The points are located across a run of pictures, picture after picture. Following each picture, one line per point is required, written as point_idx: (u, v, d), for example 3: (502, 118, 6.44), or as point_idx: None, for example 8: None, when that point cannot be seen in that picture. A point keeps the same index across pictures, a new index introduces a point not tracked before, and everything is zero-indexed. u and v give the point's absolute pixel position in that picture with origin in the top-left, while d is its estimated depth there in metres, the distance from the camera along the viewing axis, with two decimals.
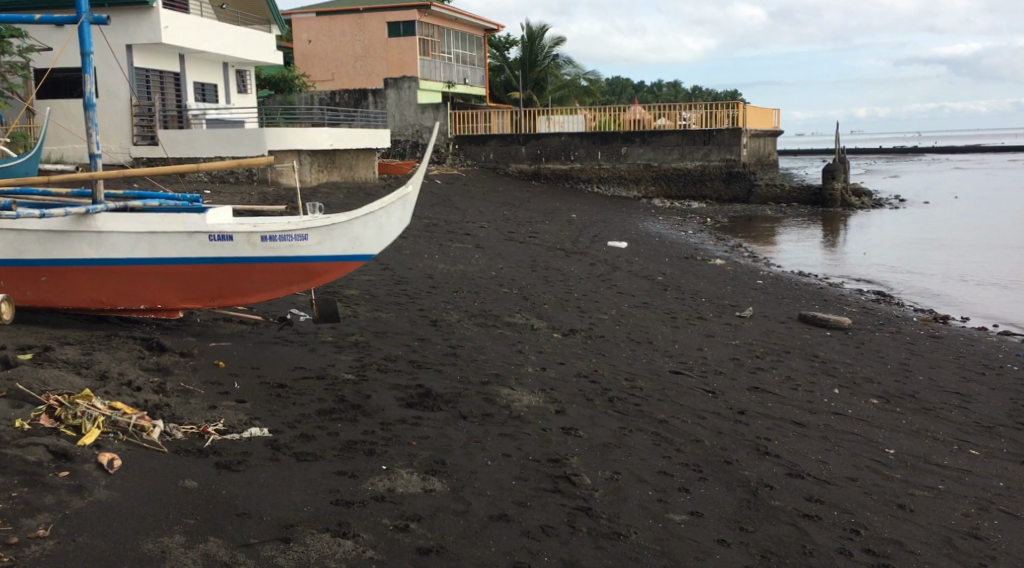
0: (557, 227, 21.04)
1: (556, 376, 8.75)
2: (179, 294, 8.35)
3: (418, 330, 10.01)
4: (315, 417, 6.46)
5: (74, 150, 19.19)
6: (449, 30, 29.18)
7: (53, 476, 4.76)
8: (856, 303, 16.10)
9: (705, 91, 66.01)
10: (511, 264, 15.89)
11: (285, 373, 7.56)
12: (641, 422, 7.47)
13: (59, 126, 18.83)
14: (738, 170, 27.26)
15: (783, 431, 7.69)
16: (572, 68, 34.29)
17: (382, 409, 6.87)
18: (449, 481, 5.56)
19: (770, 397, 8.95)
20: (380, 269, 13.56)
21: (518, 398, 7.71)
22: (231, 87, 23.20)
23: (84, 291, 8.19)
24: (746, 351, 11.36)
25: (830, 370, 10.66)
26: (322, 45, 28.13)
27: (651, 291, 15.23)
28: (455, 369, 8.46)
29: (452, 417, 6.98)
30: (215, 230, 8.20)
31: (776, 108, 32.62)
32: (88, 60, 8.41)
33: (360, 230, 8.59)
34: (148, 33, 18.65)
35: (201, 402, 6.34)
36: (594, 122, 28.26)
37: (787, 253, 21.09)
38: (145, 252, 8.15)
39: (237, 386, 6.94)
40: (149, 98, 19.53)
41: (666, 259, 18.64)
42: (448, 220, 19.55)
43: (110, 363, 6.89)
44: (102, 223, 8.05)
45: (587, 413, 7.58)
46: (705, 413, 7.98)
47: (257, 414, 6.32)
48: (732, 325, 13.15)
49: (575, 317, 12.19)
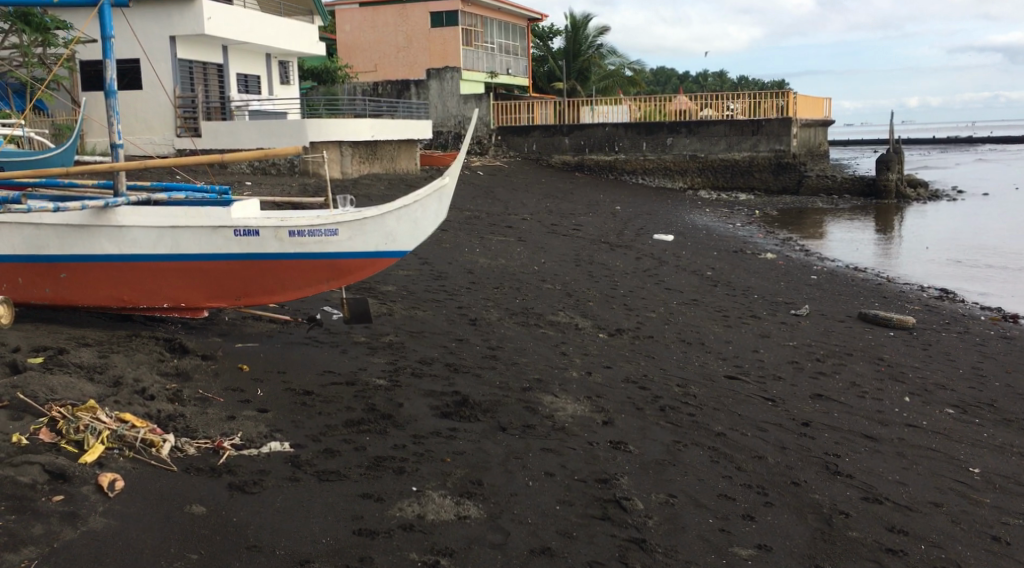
0: (601, 219, 20.39)
1: (602, 382, 8.14)
2: (203, 293, 7.90)
3: (456, 330, 9.47)
4: (341, 429, 5.95)
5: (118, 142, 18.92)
6: (491, 19, 28.61)
7: (45, 501, 4.31)
8: (917, 300, 15.25)
9: (752, 80, 64.53)
10: (554, 258, 15.31)
11: (314, 378, 7.06)
12: (696, 435, 6.86)
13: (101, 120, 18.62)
14: (788, 161, 26.32)
15: (853, 446, 7.04)
16: (617, 57, 33.53)
17: (414, 420, 6.35)
18: (485, 506, 5.02)
19: (834, 407, 8.28)
20: (418, 263, 13.07)
21: (561, 407, 7.13)
22: (273, 78, 22.85)
23: (104, 289, 7.78)
24: (805, 353, 10.65)
25: (898, 375, 9.91)
26: (365, 36, 27.65)
27: (700, 287, 14.56)
28: (494, 374, 7.90)
29: (491, 429, 6.43)
30: (241, 225, 7.71)
31: (827, 97, 31.74)
32: (110, 46, 7.98)
33: (393, 225, 8.06)
34: (190, 25, 18.33)
35: (218, 412, 5.85)
36: (639, 112, 27.62)
37: (840, 247, 20.18)
38: (167, 249, 7.69)
39: (260, 393, 6.45)
40: (192, 89, 19.19)
41: (714, 253, 17.92)
42: (489, 213, 19.02)
43: (127, 367, 6.44)
44: (123, 218, 7.60)
45: (636, 424, 6.97)
46: (765, 425, 7.34)
47: (280, 426, 5.83)
48: (787, 324, 12.44)
49: (621, 316, 11.57)
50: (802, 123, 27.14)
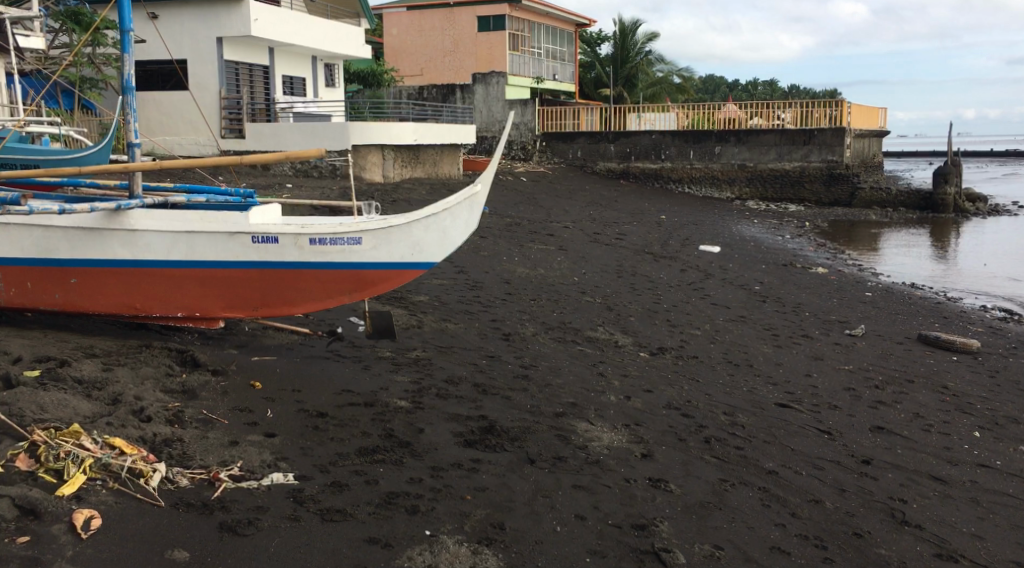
0: (646, 229, 19.75)
1: (641, 408, 7.54)
2: (219, 301, 7.45)
3: (487, 345, 8.93)
4: (353, 458, 5.44)
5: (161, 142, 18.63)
6: (540, 24, 28.13)
7: (8, 545, 3.93)
8: (980, 321, 14.36)
9: (803, 89, 63.22)
10: (596, 269, 14.73)
11: (330, 397, 6.57)
12: (745, 472, 6.25)
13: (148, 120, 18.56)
14: (841, 172, 25.40)
15: (921, 489, 6.47)
16: (664, 65, 32.89)
17: (435, 448, 5.83)
18: (506, 557, 4.59)
19: (898, 442, 7.62)
20: (454, 272, 12.58)
21: (595, 436, 6.57)
22: (319, 81, 22.54)
23: (116, 295, 7.36)
24: (863, 379, 9.95)
25: (965, 408, 9.17)
26: (411, 40, 27.30)
27: (748, 302, 13.86)
28: (526, 397, 7.34)
29: (518, 461, 5.87)
30: (259, 231, 7.25)
31: (881, 106, 30.74)
32: (127, 39, 7.57)
33: (420, 234, 7.56)
34: (237, 27, 18.06)
35: (220, 437, 5.36)
36: (687, 120, 26.83)
37: (895, 262, 19.30)
38: (181, 254, 7.25)
39: (270, 415, 5.96)
40: (238, 91, 18.90)
41: (762, 266, 17.20)
42: (531, 219, 18.47)
43: (129, 384, 5.98)
44: (136, 221, 7.17)
45: (678, 458, 6.37)
46: (822, 462, 6.73)
47: (287, 454, 5.34)
48: (842, 345, 11.72)
49: (665, 333, 10.94)
50: (856, 133, 26.24)
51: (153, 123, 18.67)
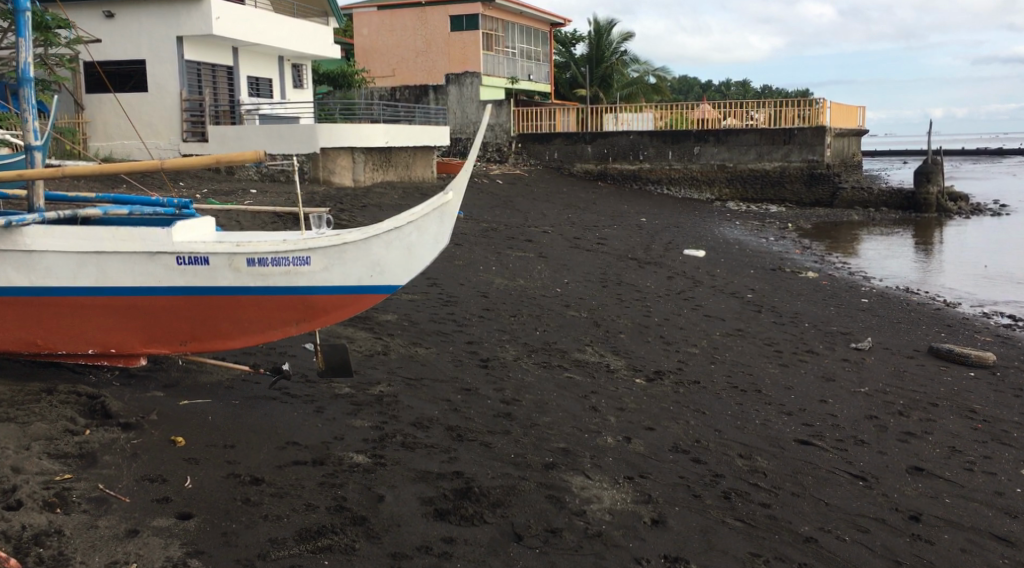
0: (627, 232, 18.64)
1: (645, 453, 6.38)
2: (139, 336, 6.23)
3: (464, 375, 7.73)
4: (290, 546, 4.31)
5: (121, 146, 17.13)
6: (514, 23, 27.02)
7: None
8: (986, 329, 13.35)
9: (776, 89, 62.62)
10: (577, 277, 13.58)
11: (273, 453, 5.37)
12: (778, 543, 5.15)
13: (108, 122, 17.14)
14: (822, 171, 24.43)
15: (986, 556, 5.42)
16: (639, 64, 31.93)
17: (400, 523, 4.68)
18: None
19: (942, 488, 6.51)
20: (425, 286, 11.37)
21: (594, 496, 5.39)
22: (286, 82, 21.25)
23: (14, 329, 6.15)
24: (882, 402, 8.83)
25: (1001, 438, 8.07)
26: (383, 39, 25.99)
27: (742, 312, 12.79)
28: (511, 443, 6.16)
29: (503, 538, 4.72)
30: (185, 251, 6.01)
31: (860, 105, 29.95)
32: (23, 20, 6.33)
33: (380, 252, 6.33)
34: (197, 25, 16.71)
35: (114, 525, 4.27)
36: (663, 120, 25.72)
37: (883, 265, 18.30)
38: (91, 280, 6.02)
39: (190, 482, 4.78)
40: (200, 92, 17.54)
41: (750, 271, 16.16)
42: (507, 224, 17.30)
43: (10, 448, 4.78)
44: (33, 240, 5.93)
45: (697, 523, 5.25)
46: (865, 522, 5.64)
47: (202, 544, 4.24)
48: (850, 362, 10.62)
49: (659, 353, 9.79)
50: (835, 131, 25.34)
51: (110, 126, 17.17)
